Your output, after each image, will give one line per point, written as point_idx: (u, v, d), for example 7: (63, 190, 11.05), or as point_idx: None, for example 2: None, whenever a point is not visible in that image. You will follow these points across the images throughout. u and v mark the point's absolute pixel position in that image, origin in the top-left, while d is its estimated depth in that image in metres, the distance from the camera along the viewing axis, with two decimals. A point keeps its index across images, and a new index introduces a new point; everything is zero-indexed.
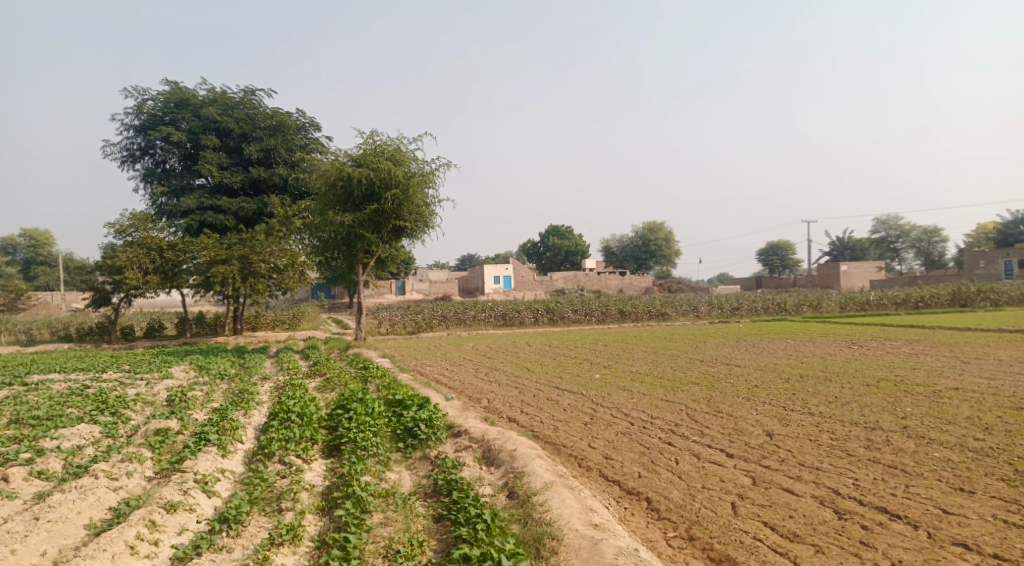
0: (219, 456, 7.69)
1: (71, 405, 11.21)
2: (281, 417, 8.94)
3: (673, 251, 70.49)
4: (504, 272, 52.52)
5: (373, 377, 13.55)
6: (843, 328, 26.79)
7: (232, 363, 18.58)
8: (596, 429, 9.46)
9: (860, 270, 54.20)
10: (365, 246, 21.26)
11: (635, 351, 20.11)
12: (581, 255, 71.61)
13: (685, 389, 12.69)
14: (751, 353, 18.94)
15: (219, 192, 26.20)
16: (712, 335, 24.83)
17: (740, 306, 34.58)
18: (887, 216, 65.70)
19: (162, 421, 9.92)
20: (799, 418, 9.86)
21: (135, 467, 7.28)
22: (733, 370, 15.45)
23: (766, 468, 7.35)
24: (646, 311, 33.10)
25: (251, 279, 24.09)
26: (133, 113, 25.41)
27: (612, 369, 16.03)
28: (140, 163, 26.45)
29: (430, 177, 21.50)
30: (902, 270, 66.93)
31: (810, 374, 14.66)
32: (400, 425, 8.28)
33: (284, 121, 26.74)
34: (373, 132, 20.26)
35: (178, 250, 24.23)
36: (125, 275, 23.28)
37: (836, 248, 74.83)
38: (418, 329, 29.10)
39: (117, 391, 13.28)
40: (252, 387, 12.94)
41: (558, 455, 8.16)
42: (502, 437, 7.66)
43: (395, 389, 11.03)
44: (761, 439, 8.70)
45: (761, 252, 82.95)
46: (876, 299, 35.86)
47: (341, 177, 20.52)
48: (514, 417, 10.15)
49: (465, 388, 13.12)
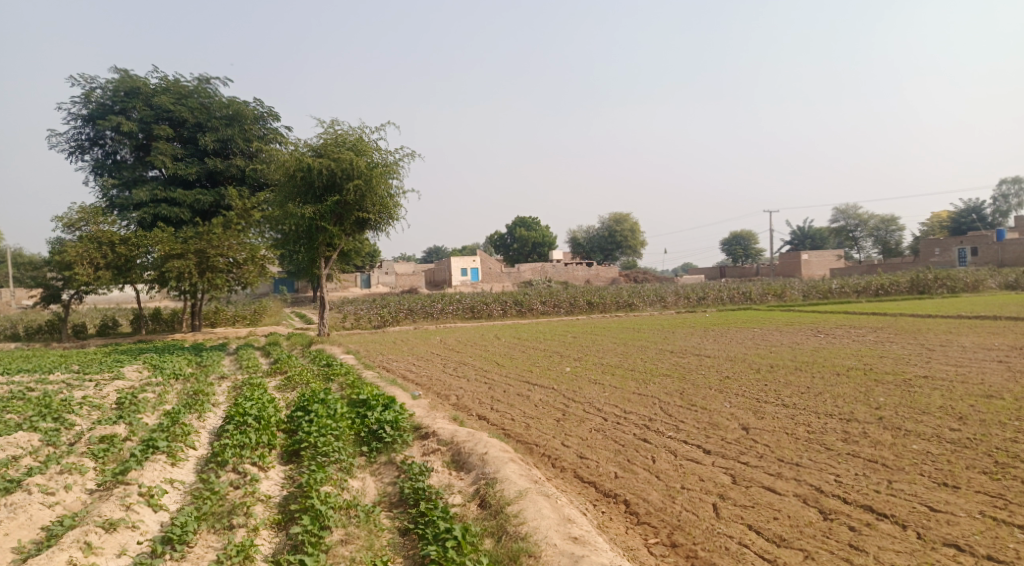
0: (168, 465, 7.18)
1: (12, 410, 10.52)
2: (236, 420, 8.43)
3: (639, 241, 70.79)
4: (471, 264, 52.06)
5: (337, 374, 13.06)
6: (807, 317, 27.07)
7: (188, 362, 17.82)
8: (568, 426, 9.14)
9: (821, 259, 55.03)
10: (327, 239, 20.65)
11: (604, 343, 19.90)
12: (548, 247, 71.44)
13: (658, 381, 12.50)
14: (720, 343, 18.90)
15: (173, 184, 25.20)
16: (680, 326, 24.77)
17: (706, 295, 34.74)
18: (846, 206, 66.88)
19: (109, 426, 9.31)
20: (774, 411, 9.70)
21: (75, 479, 6.73)
22: (704, 361, 15.31)
23: (745, 464, 7.14)
24: (614, 302, 33.01)
25: (209, 274, 23.26)
26: (80, 101, 24.21)
27: (582, 361, 15.79)
28: (89, 154, 25.26)
29: (394, 168, 20.92)
30: (860, 258, 68.27)
31: (780, 363, 14.61)
32: (364, 428, 7.85)
33: (241, 110, 25.70)
34: (334, 121, 19.61)
35: (132, 245, 23.21)
36: (75, 271, 22.25)
37: (797, 237, 75.97)
38: (384, 323, 28.53)
39: (63, 394, 12.54)
40: (208, 388, 12.32)
41: (531, 455, 7.82)
42: (473, 439, 7.29)
43: (358, 388, 10.55)
44: (737, 433, 8.49)
45: (725, 241, 83.96)
46: (838, 288, 36.36)
47: (301, 168, 19.84)
48: (483, 415, 9.80)
49: (432, 385, 12.71)
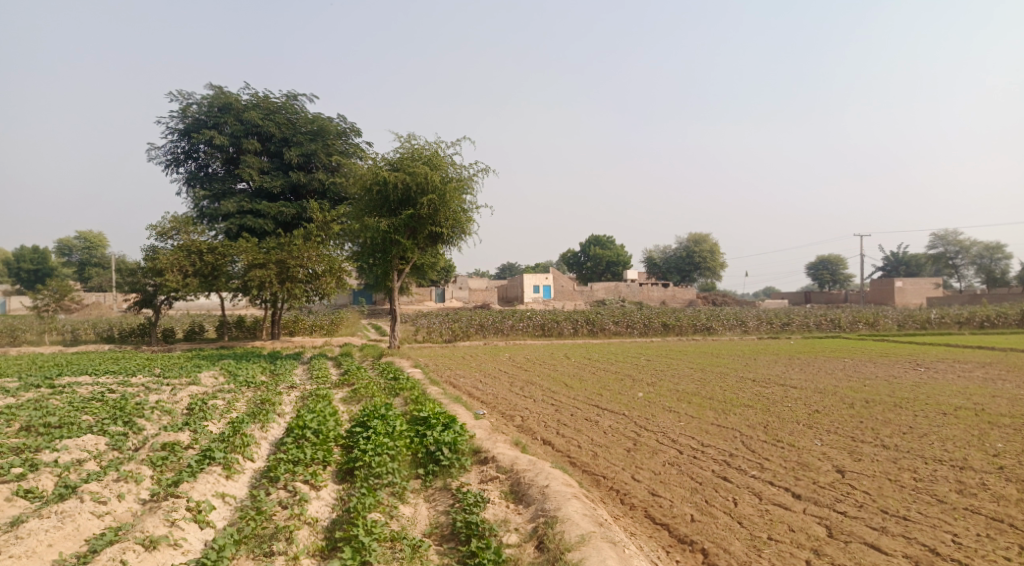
0: (222, 477, 6.97)
1: (88, 412, 10.72)
2: (295, 433, 8.22)
3: (719, 263, 68.48)
4: (544, 282, 51.49)
5: (402, 389, 12.77)
6: (903, 348, 25.16)
7: (262, 370, 18.08)
8: (640, 457, 8.47)
9: (917, 287, 51.55)
10: (400, 252, 20.66)
11: (680, 367, 18.94)
12: (623, 266, 70.12)
13: (738, 412, 11.60)
14: (806, 373, 17.69)
15: (259, 196, 25.99)
16: (762, 352, 23.47)
17: (790, 321, 32.95)
18: (946, 231, 62.71)
19: (173, 433, 9.27)
20: (872, 453, 8.72)
21: (131, 488, 6.61)
22: (789, 392, 14.18)
23: (842, 515, 6.32)
24: (691, 325, 31.72)
25: (289, 284, 23.71)
26: (178, 116, 25.36)
27: (656, 387, 14.97)
28: (184, 166, 26.41)
29: (469, 183, 20.78)
30: (960, 287, 63.81)
31: (876, 398, 13.38)
32: (422, 448, 7.47)
33: (326, 126, 26.57)
34: (411, 135, 19.68)
35: (218, 254, 23.96)
36: (166, 277, 23.19)
37: (890, 263, 71.79)
38: (455, 337, 28.37)
39: (139, 397, 12.76)
40: (275, 398, 12.27)
41: (597, 489, 7.22)
42: (535, 468, 6.76)
43: (421, 404, 10.20)
44: (830, 476, 7.61)
45: (810, 265, 80.27)
46: (938, 318, 33.75)
47: (378, 181, 20.00)
48: (548, 440, 9.25)
49: (497, 404, 12.26)
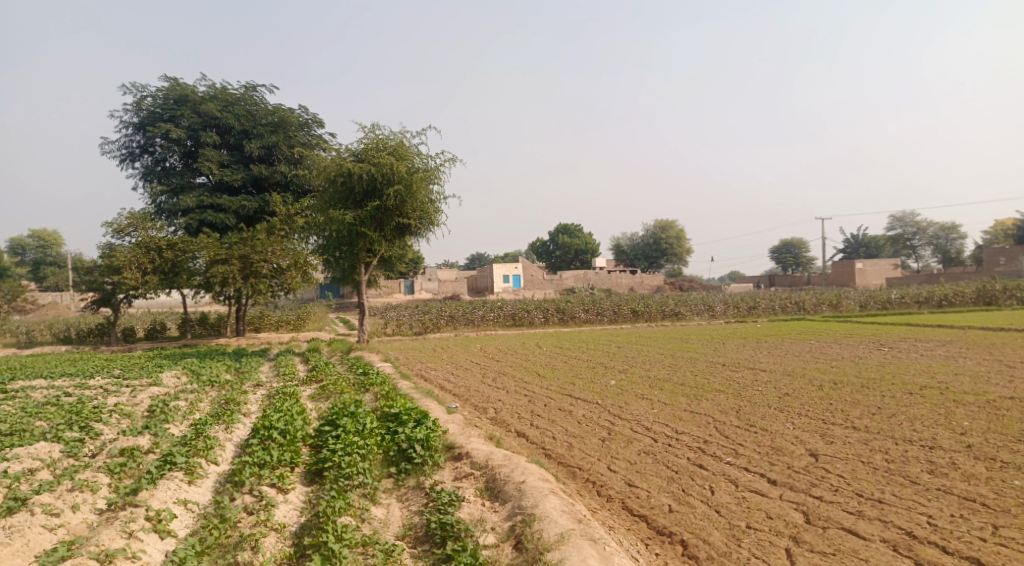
0: (184, 484, 6.70)
1: (42, 417, 10.27)
2: (261, 434, 7.95)
3: (685, 248, 69.11)
4: (513, 271, 51.35)
5: (372, 384, 12.52)
6: (867, 329, 25.62)
7: (227, 368, 17.61)
8: (615, 447, 8.39)
9: (877, 268, 52.70)
10: (367, 244, 20.30)
11: (651, 354, 18.98)
12: (591, 254, 70.35)
13: (711, 398, 11.63)
14: (775, 356, 17.86)
15: (220, 190, 25.31)
16: (731, 336, 23.68)
17: (757, 305, 33.35)
18: (903, 213, 64.19)
19: (133, 438, 8.91)
20: (844, 435, 8.78)
21: (86, 498, 6.28)
22: (760, 376, 14.29)
23: (819, 500, 6.33)
24: (660, 311, 31.91)
25: (253, 279, 23.15)
26: (132, 109, 24.51)
27: (628, 374, 14.95)
28: (140, 161, 25.56)
29: (435, 172, 20.47)
30: (918, 267, 65.43)
31: (844, 379, 13.54)
32: (394, 445, 7.27)
33: (287, 117, 25.90)
34: (375, 125, 19.28)
35: (178, 250, 23.26)
36: (123, 275, 22.45)
37: (851, 245, 73.33)
38: (425, 329, 28.11)
39: (97, 401, 12.29)
40: (240, 397, 11.91)
41: (573, 481, 7.12)
42: (510, 464, 6.62)
43: (392, 400, 9.97)
44: (804, 460, 7.63)
45: (774, 249, 81.55)
46: (898, 298, 34.48)
47: (342, 173, 19.58)
48: (523, 432, 9.12)
49: (470, 397, 12.11)
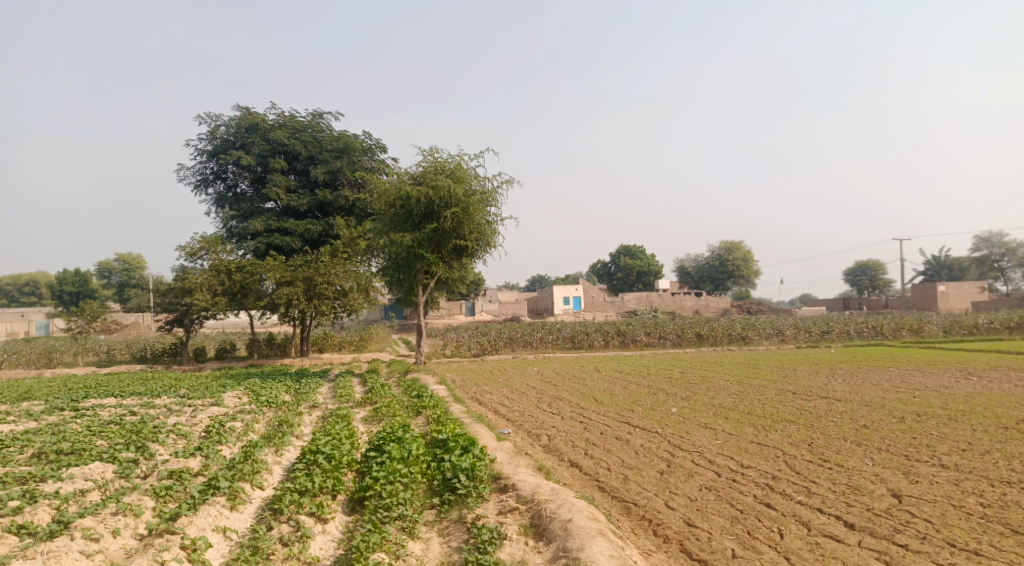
0: (226, 509, 6.60)
1: (103, 436, 10.45)
2: (306, 459, 7.79)
3: (752, 270, 66.94)
4: (574, 293, 50.92)
5: (426, 407, 12.31)
6: (953, 355, 23.91)
7: (287, 388, 17.82)
8: (674, 481, 7.85)
9: (960, 291, 49.65)
10: (425, 266, 20.29)
11: (716, 380, 18.16)
12: (654, 276, 69.07)
13: (779, 429, 10.87)
14: (851, 384, 16.80)
15: (287, 214, 25.95)
16: (802, 363, 22.52)
17: (829, 329, 31.74)
18: (990, 233, 60.50)
19: (183, 459, 8.91)
20: (930, 473, 7.97)
21: (128, 523, 6.23)
22: (834, 406, 13.36)
23: (903, 549, 5.71)
24: (726, 335, 30.74)
25: (316, 301, 23.47)
26: (206, 138, 25.52)
27: (691, 401, 14.26)
28: (213, 187, 26.53)
29: (492, 195, 20.38)
30: (1007, 290, 61.35)
31: (930, 411, 12.49)
32: (439, 474, 6.97)
33: (351, 143, 26.50)
34: (433, 148, 19.36)
35: (246, 272, 23.83)
36: (195, 297, 23.18)
37: (932, 267, 69.53)
38: (483, 351, 27.91)
39: (158, 420, 12.50)
40: (295, 419, 11.87)
41: (627, 518, 6.65)
42: (557, 499, 6.21)
43: (442, 424, 9.69)
44: (886, 502, 6.91)
45: (848, 271, 78.19)
46: (987, 323, 32.20)
47: (401, 196, 19.70)
48: (576, 462, 8.70)
49: (524, 422, 11.73)
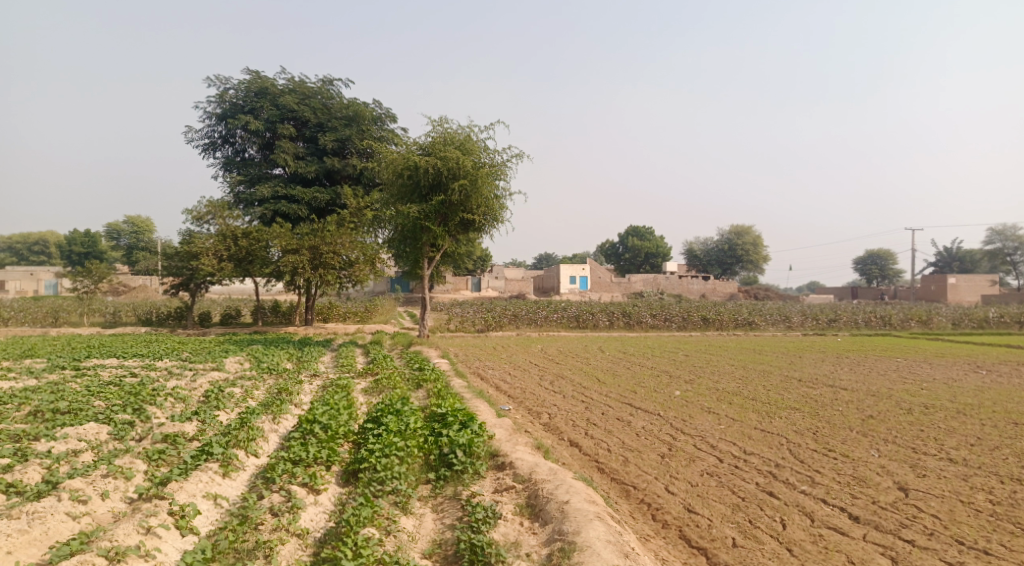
0: (218, 476, 6.49)
1: (101, 396, 10.36)
2: (302, 428, 7.66)
3: (761, 255, 66.37)
4: (581, 273, 50.64)
5: (426, 380, 12.19)
6: (962, 348, 23.64)
7: (289, 356, 17.75)
8: (675, 465, 7.70)
9: (971, 284, 49.11)
10: (431, 239, 20.07)
11: (720, 364, 17.98)
12: (662, 258, 68.67)
13: (784, 416, 10.70)
14: (857, 373, 16.60)
15: (294, 181, 25.72)
16: (808, 350, 22.30)
17: (837, 317, 31.44)
18: (1004, 226, 59.70)
19: (179, 424, 8.80)
20: (938, 467, 7.80)
21: (119, 486, 6.12)
22: (840, 395, 13.18)
23: (909, 544, 5.56)
24: (733, 320, 30.48)
25: (322, 270, 23.28)
26: (215, 101, 25.23)
27: (694, 385, 14.10)
28: (221, 151, 26.29)
29: (502, 168, 20.07)
30: (1018, 285, 60.75)
31: (937, 404, 12.29)
32: (435, 449, 6.84)
33: (361, 111, 26.15)
34: (443, 119, 19.03)
35: (253, 239, 23.66)
36: (200, 262, 23.08)
37: (943, 259, 68.84)
38: (488, 327, 27.79)
39: (157, 383, 12.41)
40: (295, 387, 11.76)
41: (625, 501, 6.52)
42: (555, 479, 6.07)
43: (442, 399, 9.55)
44: (892, 495, 6.75)
45: (857, 260, 77.54)
46: (996, 317, 31.84)
47: (409, 167, 19.39)
48: (575, 442, 8.57)
49: (525, 400, 11.60)
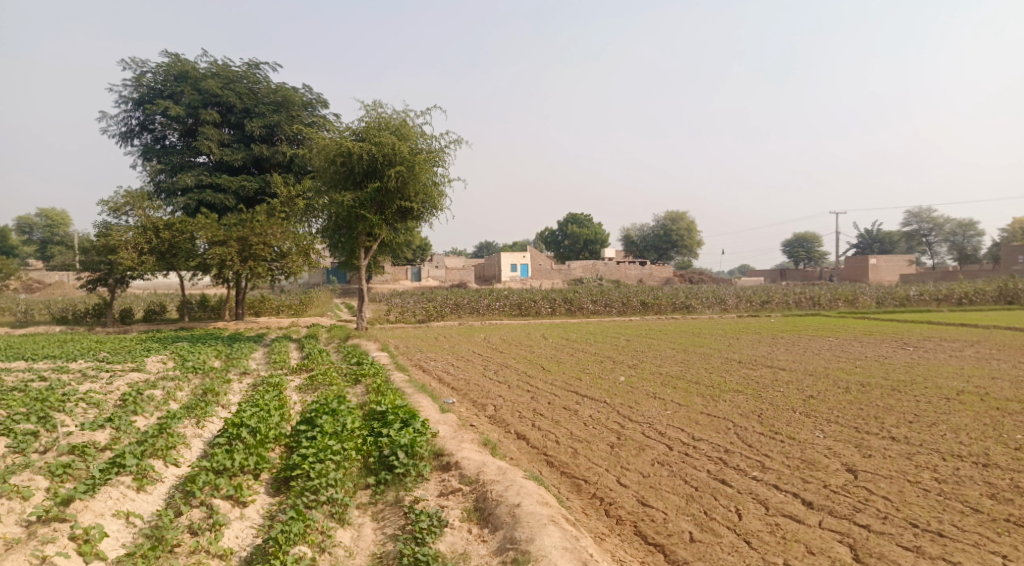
0: (131, 491, 5.87)
1: (3, 403, 9.37)
2: (228, 433, 7.06)
3: (696, 240, 67.80)
4: (521, 260, 50.54)
5: (365, 375, 11.61)
6: (887, 326, 24.57)
7: (217, 353, 16.80)
8: (625, 455, 7.48)
9: (890, 264, 51.44)
10: (367, 227, 19.36)
11: (663, 348, 18.03)
12: (601, 245, 69.29)
13: (728, 399, 10.67)
14: (794, 353, 16.93)
15: (220, 170, 24.43)
16: (744, 332, 22.74)
17: (770, 299, 32.26)
18: (920, 208, 62.76)
19: (90, 432, 7.99)
20: (882, 446, 7.84)
21: (13, 508, 5.40)
22: (780, 376, 13.32)
23: (866, 530, 5.49)
24: (671, 304, 30.86)
25: (252, 262, 22.16)
26: (131, 85, 23.66)
27: (639, 370, 14.00)
28: (139, 139, 24.71)
29: (439, 154, 19.51)
30: (932, 264, 64.04)
31: (873, 381, 12.56)
32: (375, 450, 6.38)
33: (290, 96, 24.98)
34: (377, 103, 18.32)
35: (176, 230, 22.34)
36: (119, 255, 21.66)
37: (865, 241, 72.03)
38: (428, 317, 27.23)
39: (68, 387, 11.38)
40: (222, 387, 11.00)
41: (577, 497, 6.25)
42: (504, 480, 5.72)
43: (381, 395, 9.05)
44: (843, 477, 6.71)
45: (786, 243, 80.24)
46: (916, 295, 33.31)
47: (341, 152, 18.59)
48: (523, 434, 8.26)
49: (469, 391, 11.22)
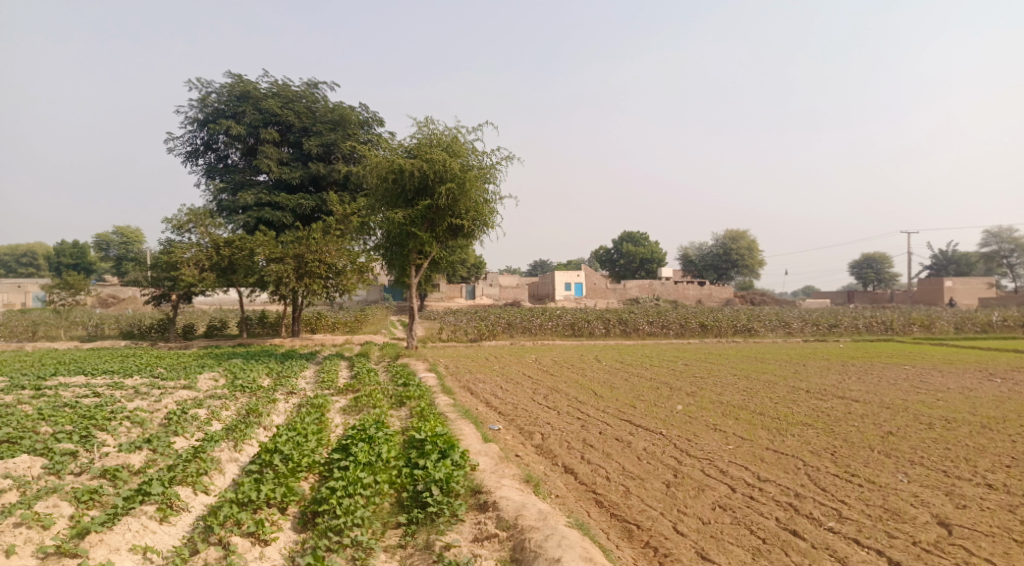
0: (153, 522, 5.60)
1: (50, 421, 9.34)
2: (258, 460, 6.77)
3: (757, 261, 65.68)
4: (576, 280, 49.86)
5: (410, 398, 11.22)
6: (969, 354, 22.81)
7: (268, 371, 16.79)
8: (682, 496, 6.82)
9: (968, 287, 48.44)
10: (418, 245, 19.14)
11: (723, 374, 17.09)
12: (658, 264, 67.88)
13: (796, 433, 9.80)
14: (867, 383, 15.74)
15: (279, 188, 24.77)
16: (811, 357, 21.46)
17: (838, 323, 30.58)
18: (1001, 229, 59.10)
19: (127, 453, 7.80)
20: (977, 495, 6.93)
21: (32, 537, 5.15)
22: (853, 408, 12.28)
23: None
24: (732, 326, 29.52)
25: (307, 279, 22.26)
26: (196, 107, 24.26)
27: (697, 398, 13.17)
28: (203, 158, 25.29)
29: (491, 171, 19.20)
30: (1014, 288, 60.09)
31: (960, 417, 11.42)
32: (409, 484, 5.96)
33: (347, 115, 25.22)
34: (429, 120, 18.19)
35: (235, 247, 22.70)
36: (181, 272, 22.10)
37: (939, 262, 68.42)
38: (480, 336, 26.83)
39: (117, 404, 11.36)
40: (265, 408, 10.75)
41: (628, 545, 5.67)
42: (545, 528, 5.22)
43: (422, 421, 8.61)
44: (934, 533, 5.89)
45: (852, 264, 76.99)
46: (999, 321, 31.03)
47: (393, 170, 18.47)
48: (571, 468, 7.69)
49: (516, 417, 10.68)
